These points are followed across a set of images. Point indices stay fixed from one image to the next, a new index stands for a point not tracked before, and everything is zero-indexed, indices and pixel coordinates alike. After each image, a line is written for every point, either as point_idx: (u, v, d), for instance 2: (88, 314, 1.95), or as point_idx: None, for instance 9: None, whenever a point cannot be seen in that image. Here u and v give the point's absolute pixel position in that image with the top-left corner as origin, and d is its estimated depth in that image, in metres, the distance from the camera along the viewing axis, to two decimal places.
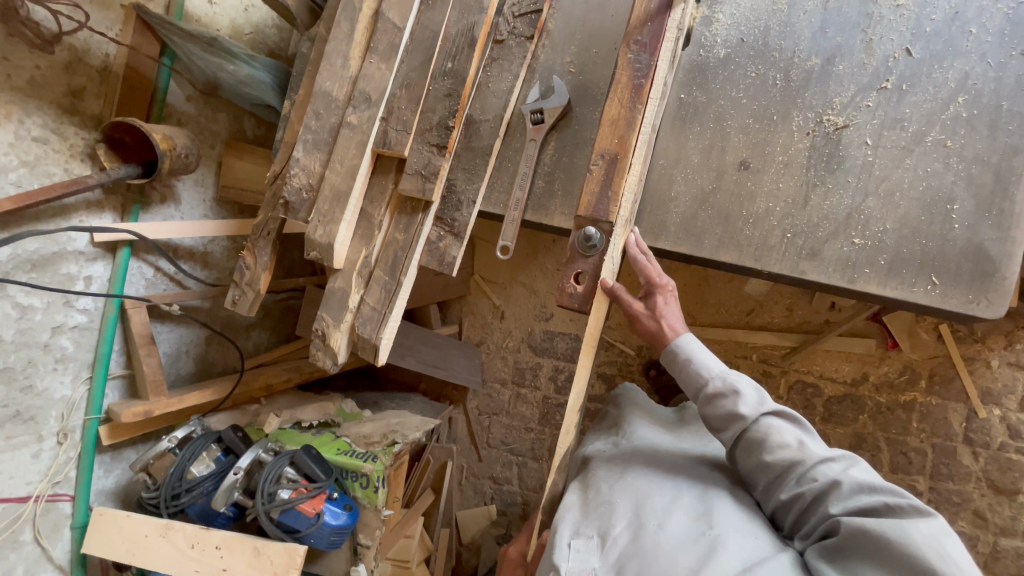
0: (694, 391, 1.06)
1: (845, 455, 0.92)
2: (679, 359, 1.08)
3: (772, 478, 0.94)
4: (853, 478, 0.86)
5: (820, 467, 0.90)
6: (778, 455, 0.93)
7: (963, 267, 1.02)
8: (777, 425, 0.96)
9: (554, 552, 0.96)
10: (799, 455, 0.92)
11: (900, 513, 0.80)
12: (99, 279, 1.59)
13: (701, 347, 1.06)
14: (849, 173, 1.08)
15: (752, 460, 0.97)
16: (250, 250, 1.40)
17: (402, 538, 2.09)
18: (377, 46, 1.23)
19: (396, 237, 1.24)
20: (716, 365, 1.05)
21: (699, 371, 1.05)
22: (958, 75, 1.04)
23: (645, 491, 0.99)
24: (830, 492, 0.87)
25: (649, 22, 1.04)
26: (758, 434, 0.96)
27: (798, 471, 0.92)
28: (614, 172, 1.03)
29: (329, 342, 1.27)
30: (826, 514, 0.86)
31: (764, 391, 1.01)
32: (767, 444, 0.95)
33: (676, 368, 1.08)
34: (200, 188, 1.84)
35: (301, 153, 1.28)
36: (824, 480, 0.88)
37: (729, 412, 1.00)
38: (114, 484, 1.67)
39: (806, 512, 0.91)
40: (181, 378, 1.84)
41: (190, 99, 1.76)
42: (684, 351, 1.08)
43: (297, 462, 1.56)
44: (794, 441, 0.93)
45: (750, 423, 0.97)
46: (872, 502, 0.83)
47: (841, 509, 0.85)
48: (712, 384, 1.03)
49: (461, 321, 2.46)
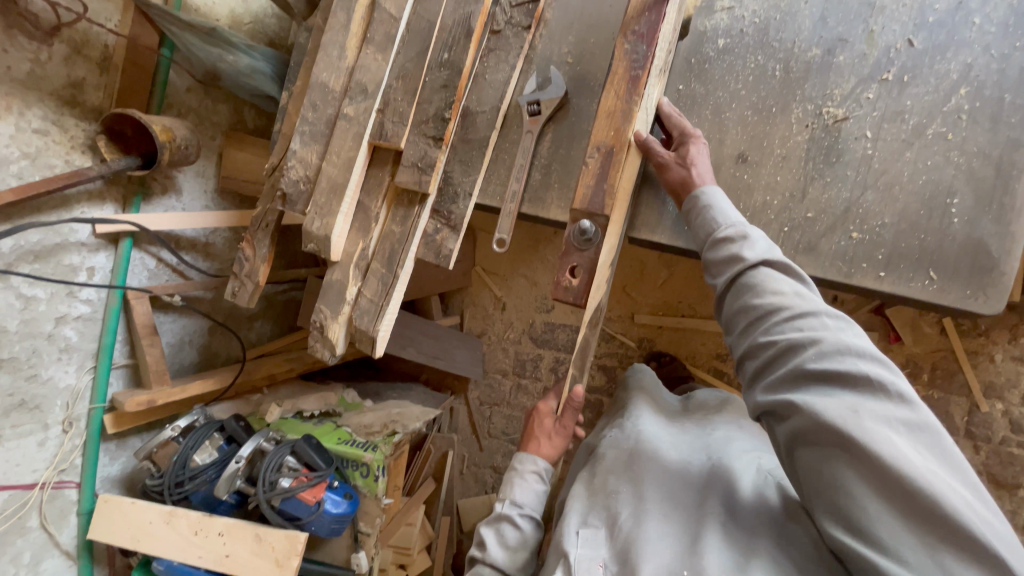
0: (706, 237, 1.02)
1: (839, 315, 0.84)
2: (697, 206, 1.03)
3: (752, 322, 0.90)
4: (835, 336, 0.80)
5: (807, 319, 0.84)
6: (764, 300, 0.89)
7: (962, 263, 1.01)
8: (772, 275, 0.91)
9: (563, 539, 0.97)
10: (790, 303, 0.86)
11: (877, 397, 0.74)
12: (101, 270, 1.60)
13: (721, 196, 1.00)
14: (847, 167, 1.06)
15: (738, 304, 0.93)
16: (249, 241, 1.41)
17: (403, 525, 2.12)
18: (373, 36, 1.22)
19: (392, 230, 1.24)
20: (735, 215, 1.00)
21: (715, 218, 1.00)
22: (962, 67, 1.02)
23: (653, 480, 0.97)
24: (807, 349, 0.81)
25: (646, 12, 1.02)
26: (749, 278, 0.91)
27: (782, 316, 0.86)
28: (610, 165, 1.03)
29: (327, 334, 1.27)
30: (797, 365, 0.81)
31: (774, 246, 0.94)
32: (759, 290, 0.91)
33: (693, 217, 1.04)
34: (201, 179, 1.84)
35: (298, 145, 1.28)
36: (804, 334, 0.82)
37: (729, 257, 0.96)
38: (119, 471, 1.71)
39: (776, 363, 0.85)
40: (184, 367, 1.86)
41: (190, 90, 1.76)
42: (705, 200, 1.02)
43: (298, 452, 1.57)
44: (791, 291, 0.87)
45: (747, 268, 0.92)
46: (851, 368, 0.76)
47: (815, 359, 0.79)
48: (723, 230, 0.98)
49: (462, 312, 2.47)
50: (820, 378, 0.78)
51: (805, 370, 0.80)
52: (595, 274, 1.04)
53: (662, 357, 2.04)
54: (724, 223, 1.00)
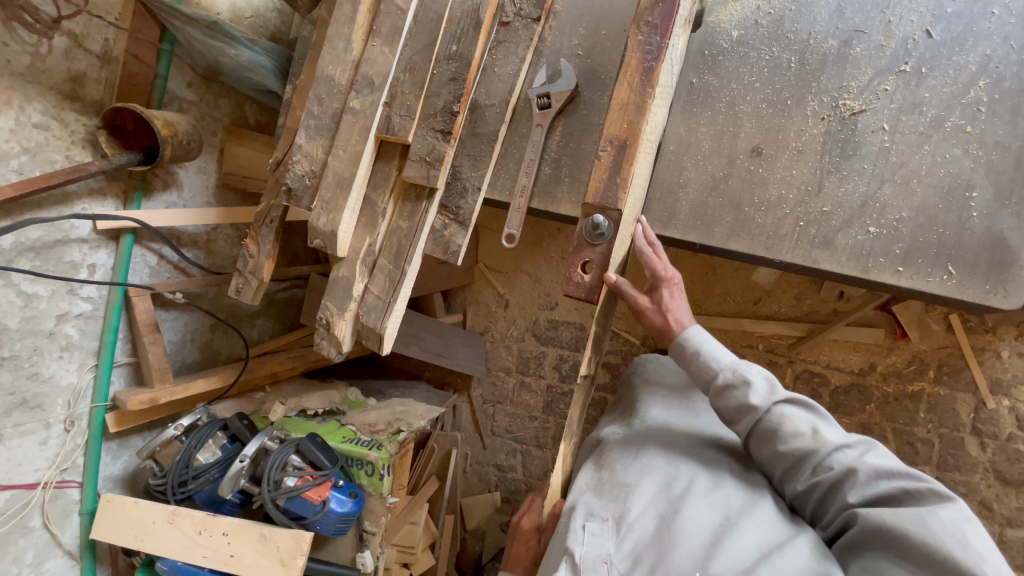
0: (704, 384, 1.04)
1: (863, 439, 0.90)
2: (687, 353, 1.06)
3: (786, 468, 0.93)
4: (869, 464, 0.85)
5: (835, 453, 0.88)
6: (791, 443, 0.92)
7: (980, 257, 1.00)
8: (790, 412, 0.94)
9: (568, 535, 0.94)
10: (814, 440, 0.91)
11: (921, 501, 0.79)
12: (102, 267, 1.58)
13: (708, 338, 1.04)
14: (864, 160, 1.05)
15: (766, 451, 0.96)
16: (253, 238, 1.39)
17: (407, 524, 2.10)
18: (380, 28, 1.20)
19: (400, 226, 1.22)
20: (726, 357, 1.02)
21: (709, 363, 1.03)
22: (980, 58, 1.01)
23: (661, 473, 0.98)
24: (846, 480, 0.86)
25: (660, 3, 1.00)
26: (770, 424, 0.94)
27: (814, 460, 0.90)
28: (623, 158, 1.01)
29: (334, 332, 1.26)
30: (844, 504, 0.86)
31: (775, 380, 0.99)
32: (781, 434, 0.93)
33: (686, 362, 1.06)
34: (202, 174, 1.82)
35: (304, 139, 1.26)
36: (839, 469, 0.87)
37: (740, 405, 0.98)
38: (121, 470, 1.69)
39: (828, 502, 0.90)
40: (187, 365, 1.84)
41: (191, 84, 1.74)
42: (694, 343, 1.05)
43: (302, 450, 1.56)
44: (809, 427, 0.92)
45: (763, 414, 0.95)
46: (892, 489, 0.82)
47: (860, 497, 0.84)
48: (721, 376, 1.01)
49: (466, 309, 2.45)
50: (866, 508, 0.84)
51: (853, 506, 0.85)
52: (607, 270, 1.03)
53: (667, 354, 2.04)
54: (718, 365, 1.03)
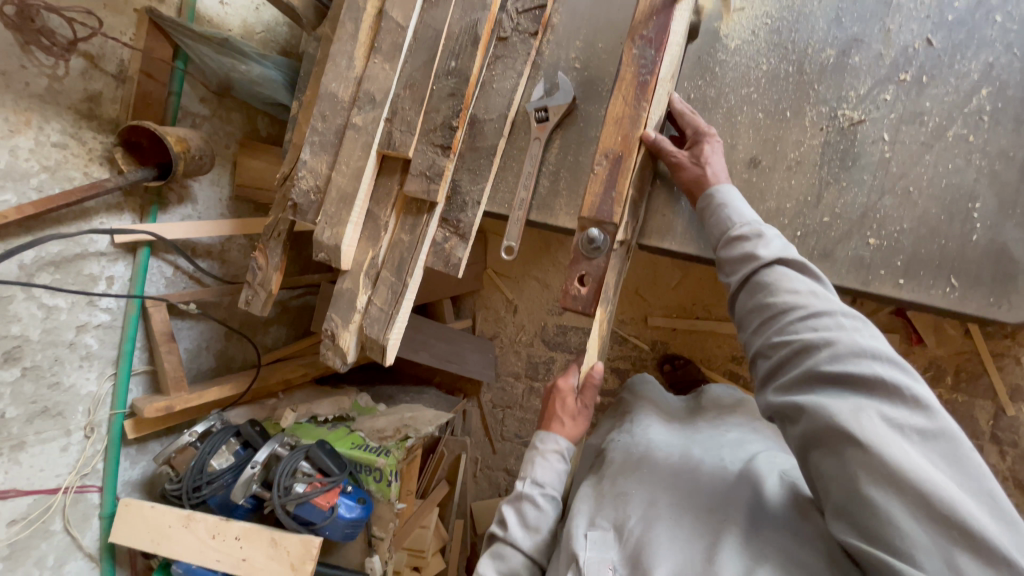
0: (719, 235, 1.00)
1: (856, 315, 0.81)
2: (713, 204, 1.01)
3: (765, 321, 0.88)
4: (852, 340, 0.77)
5: (822, 319, 0.81)
6: (780, 298, 0.86)
7: (984, 269, 0.98)
8: (788, 273, 0.88)
9: (571, 542, 0.97)
10: (803, 301, 0.84)
11: (896, 397, 0.72)
12: (120, 279, 1.64)
13: (736, 194, 0.99)
14: (864, 171, 1.03)
15: (753, 303, 0.91)
16: (261, 251, 1.43)
17: (417, 528, 2.13)
18: (380, 46, 1.22)
19: (402, 239, 1.24)
20: (749, 215, 0.98)
21: (729, 217, 0.99)
22: (982, 67, 0.99)
23: (659, 483, 0.99)
24: (819, 348, 0.79)
25: (654, 16, 1.00)
26: (765, 278, 0.89)
27: (795, 318, 0.83)
28: (618, 172, 1.02)
29: (339, 343, 1.28)
30: (808, 370, 0.79)
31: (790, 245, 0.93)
32: (774, 288, 0.88)
33: (708, 215, 1.02)
34: (215, 187, 1.87)
35: (308, 155, 1.29)
36: (817, 334, 0.80)
37: (743, 253, 0.94)
38: (140, 475, 1.75)
39: (789, 367, 0.83)
40: (202, 372, 1.90)
41: (204, 100, 1.78)
42: (721, 198, 1.01)
43: (312, 457, 1.59)
44: (806, 290, 0.85)
45: (762, 265, 0.91)
46: (869, 370, 0.74)
47: (829, 364, 0.77)
48: (738, 227, 0.96)
49: (475, 315, 2.47)
50: (831, 379, 0.77)
51: (818, 374, 0.78)
52: (604, 284, 1.03)
53: (676, 360, 2.01)
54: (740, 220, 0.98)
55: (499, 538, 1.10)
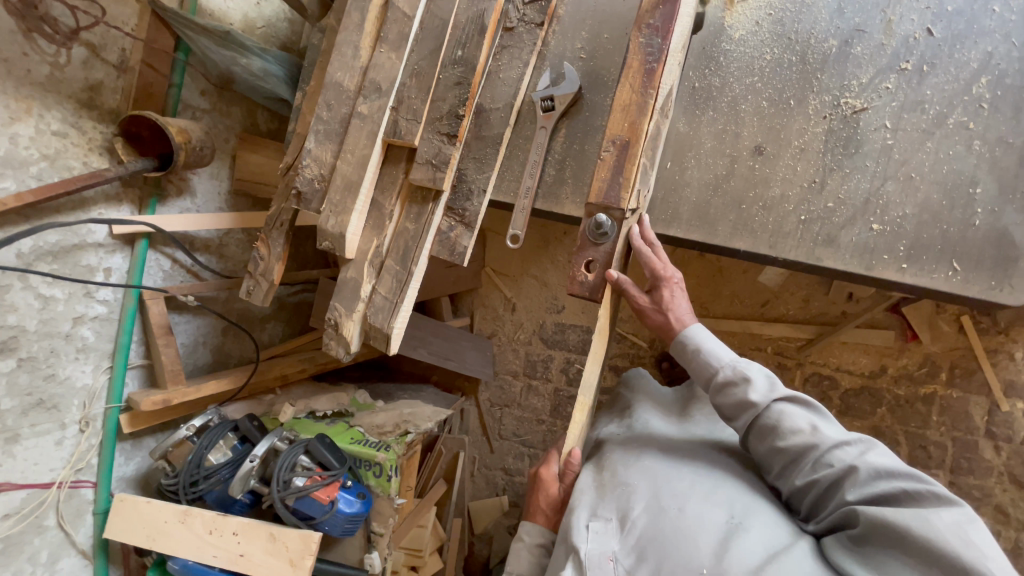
0: (703, 381, 1.03)
1: (862, 437, 0.89)
2: (688, 350, 1.04)
3: (785, 462, 0.94)
4: (869, 464, 0.85)
5: (836, 450, 0.88)
6: (792, 441, 0.92)
7: (985, 254, 0.99)
8: (790, 410, 0.94)
9: (572, 533, 0.96)
10: (813, 437, 0.91)
11: (923, 501, 0.79)
12: (118, 270, 1.62)
13: (708, 337, 1.02)
14: (866, 158, 1.05)
15: (765, 447, 0.96)
16: (263, 241, 1.42)
17: (415, 527, 2.10)
18: (387, 35, 1.23)
19: (407, 228, 1.24)
20: (726, 355, 1.01)
21: (710, 362, 1.01)
22: (981, 56, 1.01)
23: (664, 476, 0.99)
24: (845, 479, 0.86)
25: (661, 5, 1.02)
26: (769, 421, 0.95)
27: (813, 457, 0.90)
28: (625, 158, 1.02)
29: (342, 332, 1.27)
30: (842, 501, 0.86)
31: (775, 377, 0.98)
32: (780, 430, 0.94)
33: (686, 361, 1.05)
34: (215, 181, 1.86)
35: (313, 144, 1.29)
36: (839, 466, 0.87)
37: (739, 401, 0.97)
38: (134, 471, 1.72)
39: (825, 498, 0.90)
40: (199, 367, 1.88)
41: (205, 93, 1.78)
42: (694, 342, 1.03)
43: (312, 451, 1.58)
44: (809, 425, 0.92)
45: (763, 410, 0.95)
46: (892, 489, 0.82)
47: (858, 496, 0.84)
48: (722, 373, 1.00)
49: (473, 313, 2.47)
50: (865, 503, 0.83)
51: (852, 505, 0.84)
52: (611, 268, 1.03)
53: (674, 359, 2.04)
54: (718, 364, 1.01)
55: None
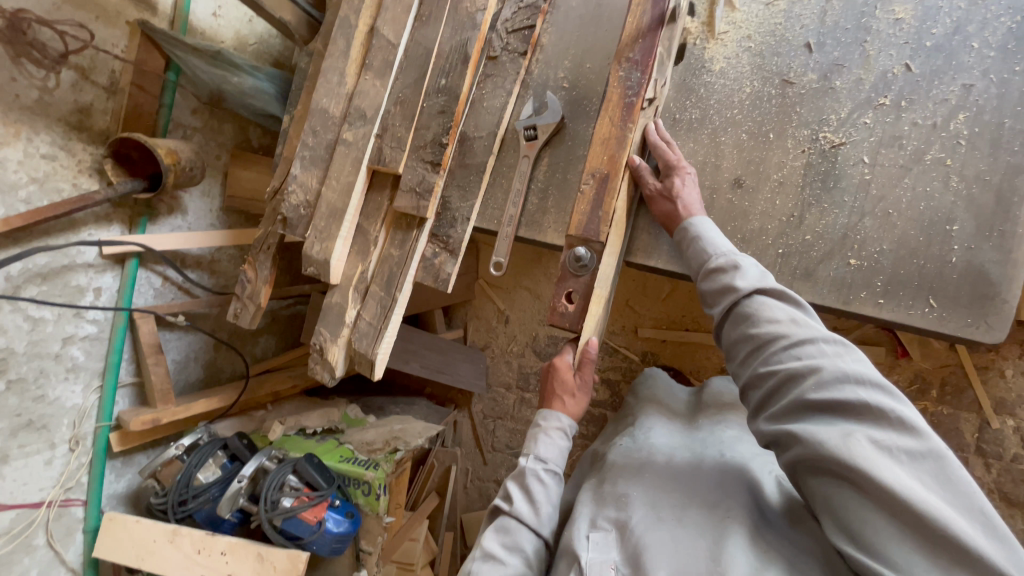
0: (697, 268, 1.02)
1: (841, 342, 0.83)
2: (687, 238, 1.03)
3: (753, 350, 0.89)
4: (837, 367, 0.78)
5: (807, 347, 0.83)
6: (764, 330, 0.88)
7: (962, 290, 0.99)
8: (769, 303, 0.90)
9: (574, 544, 0.97)
10: (786, 331, 0.86)
11: (881, 421, 0.74)
12: (108, 290, 1.63)
13: (710, 227, 1.00)
14: (845, 192, 1.05)
15: (737, 334, 0.93)
16: (251, 264, 1.42)
17: (407, 540, 2.12)
18: (372, 62, 1.23)
19: (391, 253, 1.25)
20: (725, 245, 1.00)
21: (705, 248, 1.00)
22: (960, 91, 1.01)
23: (660, 488, 0.98)
24: (806, 376, 0.81)
25: (640, 39, 1.02)
26: (747, 309, 0.91)
27: (781, 347, 0.85)
28: (604, 192, 1.03)
29: (327, 357, 1.28)
30: (795, 400, 0.81)
31: (768, 274, 0.95)
32: (756, 319, 0.90)
33: (684, 248, 1.04)
34: (206, 198, 1.87)
35: (299, 170, 1.30)
36: (804, 364, 0.82)
37: (724, 287, 0.96)
38: (125, 488, 1.72)
39: (779, 395, 0.85)
40: (190, 384, 1.89)
41: (196, 111, 1.79)
42: (694, 230, 1.02)
43: (300, 471, 1.58)
44: (786, 319, 0.87)
45: (742, 297, 0.92)
46: (851, 396, 0.75)
47: (814, 396, 0.79)
48: (715, 260, 0.98)
49: (466, 325, 2.48)
50: (822, 408, 0.78)
51: (807, 404, 0.79)
52: (591, 301, 1.03)
53: (666, 372, 2.04)
54: (715, 250, 1.00)
55: (504, 512, 1.07)
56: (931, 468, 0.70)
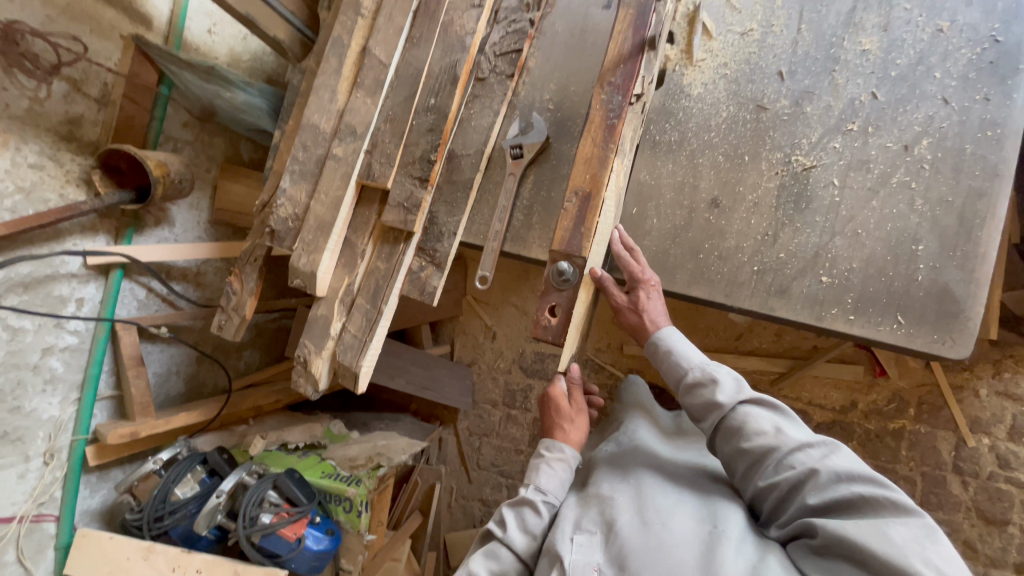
0: (674, 381, 1.08)
1: (825, 441, 0.93)
2: (659, 352, 1.09)
3: (749, 462, 0.97)
4: (831, 468, 0.88)
5: (796, 454, 0.92)
6: (755, 441, 0.96)
7: (928, 307, 1.03)
8: (753, 412, 0.98)
9: (556, 545, 0.99)
10: (775, 440, 0.95)
11: (880, 511, 0.83)
12: (90, 300, 1.61)
13: (680, 340, 1.07)
14: (816, 213, 1.10)
15: (729, 447, 1.00)
16: (237, 276, 1.43)
17: (389, 560, 2.07)
18: (363, 81, 1.27)
19: (378, 267, 1.26)
20: (697, 355, 1.06)
21: (679, 362, 1.06)
22: (923, 119, 1.07)
23: (649, 490, 1.02)
24: (806, 480, 0.90)
25: (621, 65, 1.06)
26: (734, 422, 0.99)
27: (774, 459, 0.94)
28: (586, 209, 1.05)
29: (311, 369, 1.28)
30: (803, 505, 0.89)
31: (742, 380, 1.03)
32: (745, 432, 0.97)
33: (658, 360, 1.10)
34: (194, 211, 1.87)
35: (288, 183, 1.31)
36: (801, 470, 0.91)
37: (706, 403, 1.02)
38: (100, 504, 1.68)
39: (786, 501, 0.93)
40: (171, 397, 1.86)
41: (187, 125, 1.80)
42: (666, 343, 1.08)
43: (280, 486, 1.56)
44: (772, 428, 0.96)
45: (726, 412, 1.00)
46: (852, 495, 0.85)
47: (818, 499, 0.88)
48: (691, 373, 1.05)
49: (453, 341, 2.48)
50: (827, 508, 0.87)
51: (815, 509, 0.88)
52: (573, 314, 1.05)
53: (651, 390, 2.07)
54: (688, 364, 1.06)
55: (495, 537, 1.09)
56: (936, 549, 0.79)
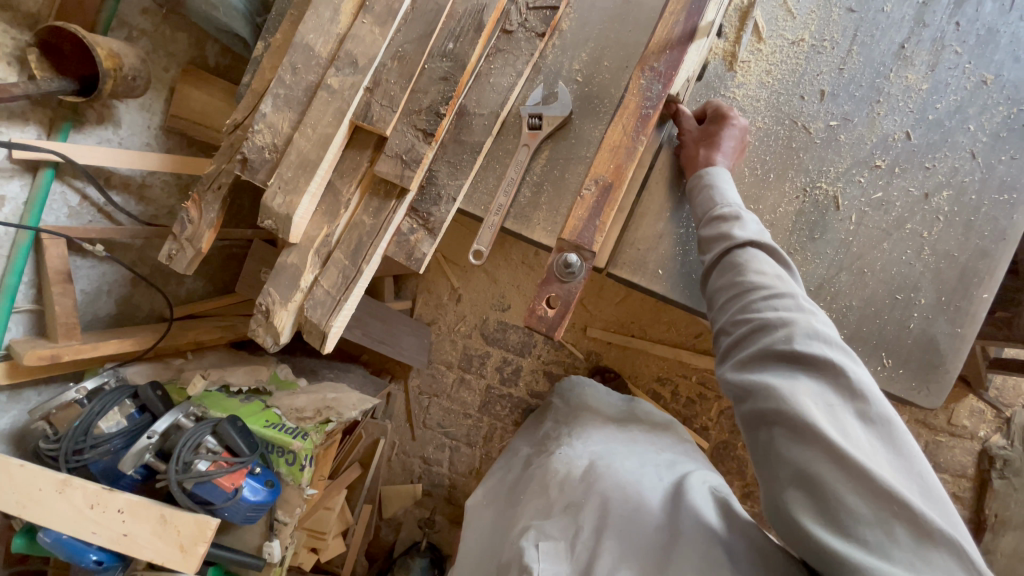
0: (701, 213, 1.03)
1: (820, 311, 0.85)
2: (701, 183, 1.05)
3: (733, 297, 0.91)
4: (810, 326, 0.81)
5: (785, 303, 0.84)
6: (750, 280, 0.89)
7: (913, 355, 1.09)
8: (761, 257, 0.91)
9: (524, 555, 1.01)
10: (770, 285, 0.87)
11: (837, 383, 0.76)
12: (13, 201, 1.39)
13: (727, 178, 1.03)
14: (828, 245, 1.13)
15: (724, 280, 0.94)
16: (195, 202, 1.26)
17: (321, 509, 2.02)
18: (372, 6, 1.11)
19: (362, 221, 1.14)
20: (734, 198, 1.01)
21: (715, 196, 1.02)
22: (948, 169, 1.10)
23: (606, 489, 1.08)
24: (780, 330, 0.82)
25: (668, 51, 0.99)
26: (737, 258, 0.93)
27: (761, 300, 0.86)
28: (604, 201, 0.99)
29: (273, 321, 1.16)
30: (764, 348, 0.82)
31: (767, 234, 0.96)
32: (745, 269, 0.91)
33: (694, 192, 1.06)
34: (145, 113, 1.63)
35: (269, 108, 1.15)
36: (780, 316, 0.83)
37: (723, 234, 0.96)
38: (8, 426, 1.51)
39: (745, 344, 0.86)
40: (98, 320, 1.68)
41: (146, 12, 1.55)
42: (710, 178, 1.05)
43: (220, 433, 1.45)
44: (774, 275, 0.88)
45: (737, 247, 0.93)
46: (816, 354, 0.78)
47: (781, 345, 0.80)
48: (720, 208, 1.00)
49: (415, 297, 2.36)
50: (786, 358, 0.80)
51: (774, 363, 0.80)
52: (572, 309, 0.97)
53: (606, 373, 2.10)
54: (722, 202, 1.02)
55: None
56: (880, 431, 0.74)
